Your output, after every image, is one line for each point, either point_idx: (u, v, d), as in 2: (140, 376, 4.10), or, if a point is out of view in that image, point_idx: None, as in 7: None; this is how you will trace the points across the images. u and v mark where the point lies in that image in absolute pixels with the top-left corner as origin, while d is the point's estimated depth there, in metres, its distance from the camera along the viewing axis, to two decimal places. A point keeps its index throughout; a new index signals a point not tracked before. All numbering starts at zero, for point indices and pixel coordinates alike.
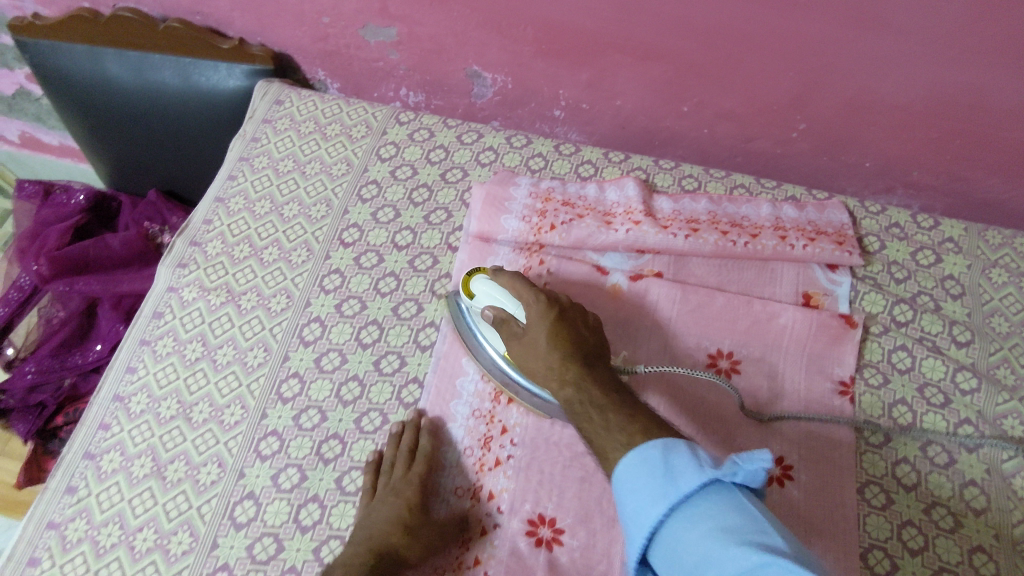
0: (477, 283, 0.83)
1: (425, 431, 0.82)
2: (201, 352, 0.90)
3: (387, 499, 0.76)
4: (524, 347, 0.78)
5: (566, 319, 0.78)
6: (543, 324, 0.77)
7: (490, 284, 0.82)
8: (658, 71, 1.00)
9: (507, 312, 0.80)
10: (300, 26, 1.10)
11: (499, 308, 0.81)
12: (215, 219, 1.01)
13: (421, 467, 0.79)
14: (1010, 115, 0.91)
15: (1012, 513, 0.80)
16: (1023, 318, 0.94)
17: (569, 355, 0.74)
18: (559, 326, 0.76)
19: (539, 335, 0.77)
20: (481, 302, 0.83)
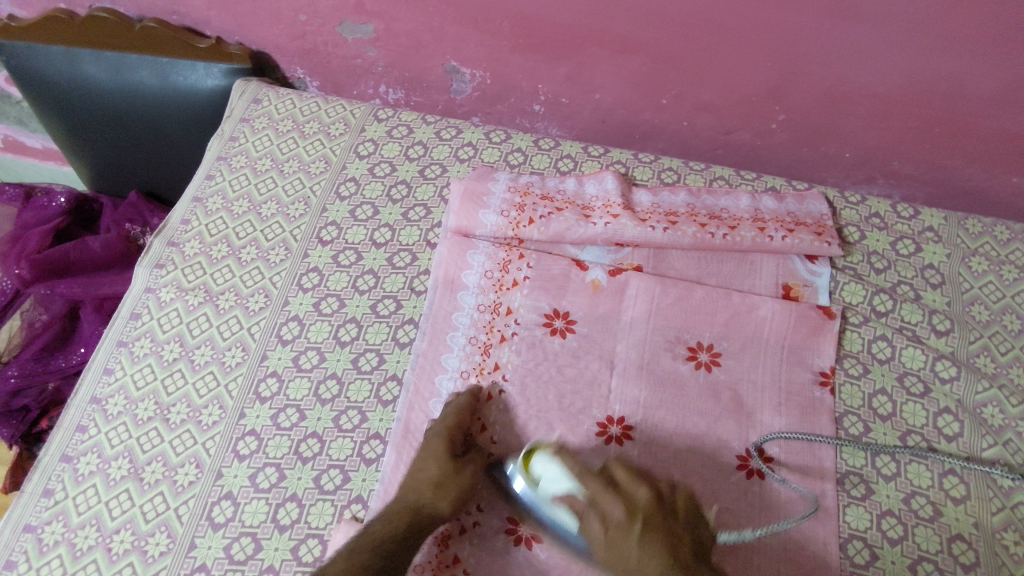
0: (539, 462, 0.73)
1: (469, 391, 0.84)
2: (178, 353, 0.90)
3: (421, 455, 0.78)
4: (608, 551, 0.66)
5: (659, 522, 0.65)
6: (632, 532, 0.65)
7: (552, 463, 0.72)
8: (635, 64, 0.99)
9: (581, 498, 0.69)
10: (277, 25, 1.10)
11: (570, 493, 0.70)
12: (192, 219, 1.01)
13: (454, 422, 0.80)
14: (987, 103, 0.91)
15: (991, 501, 0.81)
16: (1002, 306, 0.94)
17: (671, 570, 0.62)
18: (656, 535, 0.64)
19: (629, 541, 0.64)
20: (548, 491, 0.72)
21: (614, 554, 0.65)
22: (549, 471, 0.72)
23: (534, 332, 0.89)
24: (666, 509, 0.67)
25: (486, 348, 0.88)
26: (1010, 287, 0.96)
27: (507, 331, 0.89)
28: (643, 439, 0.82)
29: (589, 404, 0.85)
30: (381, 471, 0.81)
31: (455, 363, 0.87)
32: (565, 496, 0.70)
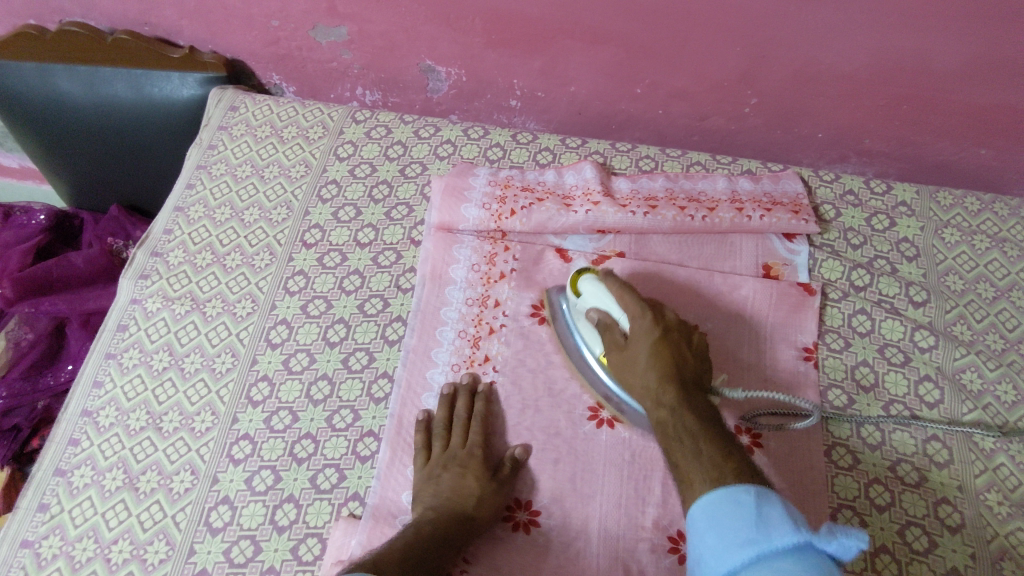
0: (586, 282, 0.84)
1: (481, 396, 0.84)
2: (168, 362, 0.90)
3: (452, 469, 0.79)
4: (621, 358, 0.78)
5: (672, 347, 0.77)
6: (647, 344, 0.77)
7: (598, 287, 0.83)
8: (608, 54, 1.01)
9: (613, 317, 0.81)
10: (250, 31, 1.10)
11: (603, 309, 0.82)
12: (175, 228, 1.01)
13: (478, 434, 0.82)
14: (952, 77, 0.93)
15: (973, 464, 0.83)
16: (976, 275, 0.97)
17: (664, 376, 0.73)
18: (668, 349, 0.76)
19: (642, 343, 0.77)
20: (586, 304, 0.84)
21: (625, 361, 0.78)
22: (593, 291, 0.83)
23: (522, 322, 0.90)
24: (685, 345, 0.78)
25: (475, 340, 0.89)
26: (982, 256, 0.98)
27: (495, 322, 0.90)
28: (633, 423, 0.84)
29: (579, 390, 0.86)
30: (377, 468, 0.82)
31: (446, 357, 0.88)
32: (596, 312, 0.83)
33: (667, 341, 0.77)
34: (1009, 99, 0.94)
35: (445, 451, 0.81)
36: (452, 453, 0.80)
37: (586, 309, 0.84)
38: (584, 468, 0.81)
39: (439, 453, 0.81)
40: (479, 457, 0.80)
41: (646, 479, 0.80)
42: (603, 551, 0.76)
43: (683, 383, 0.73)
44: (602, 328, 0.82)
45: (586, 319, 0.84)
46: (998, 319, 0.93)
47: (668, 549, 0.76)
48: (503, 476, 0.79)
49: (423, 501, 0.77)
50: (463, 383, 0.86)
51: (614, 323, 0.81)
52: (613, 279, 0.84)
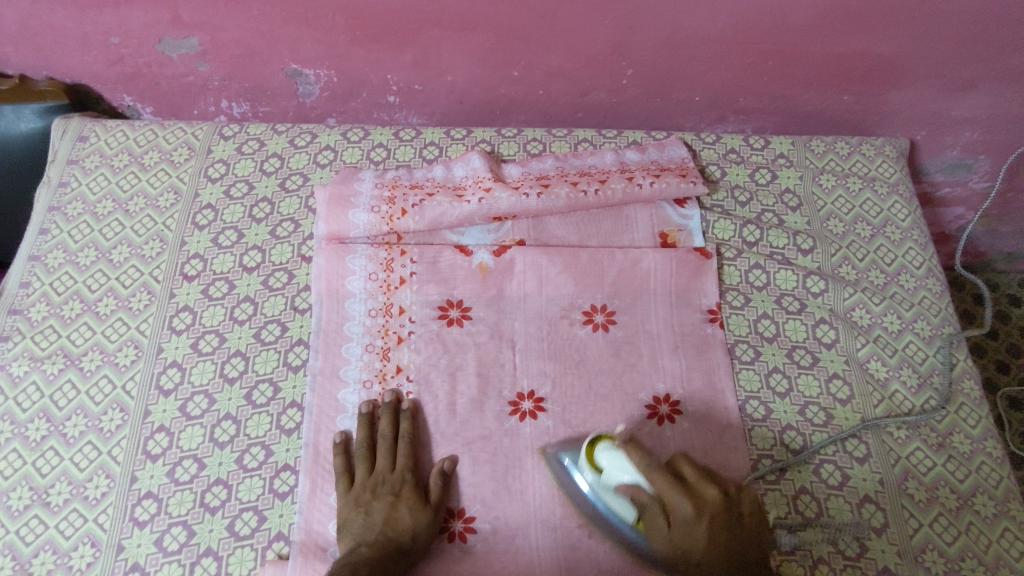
0: (603, 452, 0.73)
1: (407, 414, 0.82)
2: (47, 430, 0.81)
3: (383, 497, 0.76)
4: (672, 541, 0.68)
5: (716, 524, 0.67)
6: (699, 524, 0.67)
7: (619, 458, 0.71)
8: (479, 39, 0.98)
9: (643, 493, 0.70)
10: (88, 51, 1.00)
11: (638, 490, 0.70)
12: (33, 279, 0.91)
13: (407, 457, 0.78)
14: (808, 30, 0.97)
15: (872, 396, 0.88)
16: (854, 216, 1.02)
17: (726, 559, 0.66)
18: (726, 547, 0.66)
19: (697, 540, 0.67)
20: (611, 480, 0.72)
21: (676, 541, 0.68)
22: (617, 467, 0.71)
23: (430, 327, 0.88)
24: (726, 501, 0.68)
25: (384, 352, 0.86)
26: (857, 197, 1.04)
27: (403, 331, 0.87)
28: (555, 410, 0.83)
29: (497, 385, 0.85)
30: (298, 502, 0.78)
31: (356, 374, 0.85)
32: (630, 489, 0.71)
33: (715, 516, 0.67)
34: (862, 44, 0.99)
35: (371, 475, 0.78)
36: (379, 478, 0.77)
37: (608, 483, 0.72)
38: (513, 465, 0.80)
39: (364, 478, 0.78)
40: (411, 482, 0.77)
41: None
42: (542, 545, 0.76)
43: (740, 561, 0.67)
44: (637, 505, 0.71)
45: (613, 492, 0.72)
46: (877, 255, 0.99)
47: None
48: (436, 499, 0.76)
49: (351, 535, 0.74)
50: (386, 402, 0.82)
51: (649, 500, 0.69)
52: (637, 447, 0.71)
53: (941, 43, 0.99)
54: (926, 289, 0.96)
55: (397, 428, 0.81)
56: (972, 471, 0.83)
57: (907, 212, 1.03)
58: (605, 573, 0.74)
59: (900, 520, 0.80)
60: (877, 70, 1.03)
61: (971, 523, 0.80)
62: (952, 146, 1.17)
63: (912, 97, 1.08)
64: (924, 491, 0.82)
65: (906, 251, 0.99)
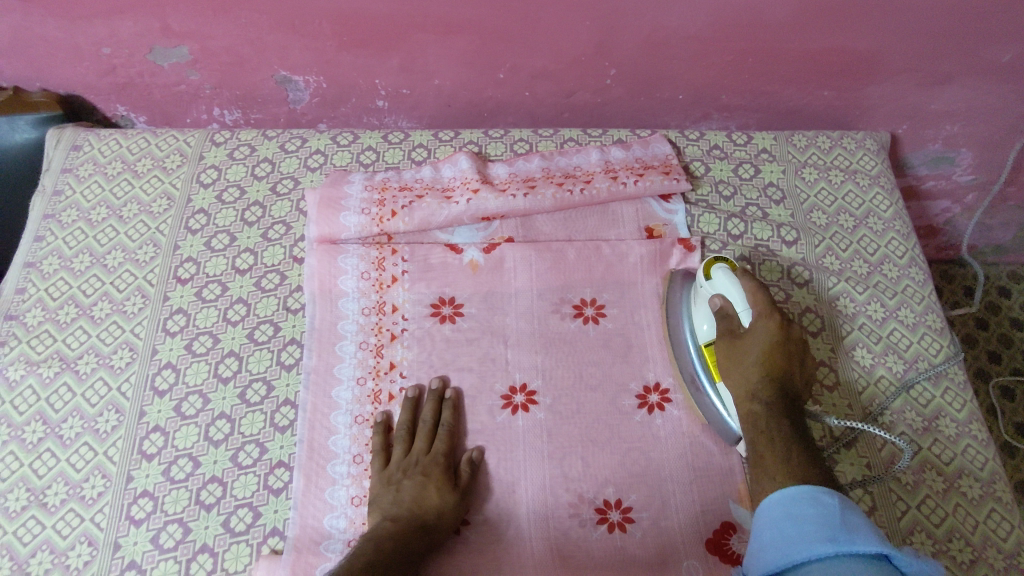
0: (719, 270, 0.83)
1: (449, 403, 0.83)
2: (43, 432, 0.82)
3: (413, 477, 0.77)
4: (733, 347, 0.79)
5: (785, 346, 0.77)
6: (754, 350, 0.77)
7: (730, 278, 0.81)
8: (464, 43, 1.00)
9: (735, 307, 0.80)
10: (80, 63, 1.02)
11: (728, 297, 0.81)
12: (28, 286, 0.92)
13: (443, 443, 0.80)
14: (785, 27, 0.99)
15: (857, 382, 0.89)
16: (837, 208, 1.04)
17: (769, 377, 0.76)
18: (772, 373, 0.76)
19: (757, 338, 0.77)
20: (716, 291, 0.82)
21: (738, 356, 0.78)
22: (725, 281, 0.81)
23: (423, 324, 0.89)
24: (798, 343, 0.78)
25: (378, 349, 0.87)
26: (839, 190, 1.05)
27: (395, 328, 0.88)
28: (546, 402, 0.85)
29: (489, 380, 0.86)
30: (293, 499, 0.78)
31: (349, 372, 0.86)
32: (719, 297, 0.82)
33: (784, 343, 0.77)
34: (839, 41, 1.01)
35: (407, 456, 0.80)
36: (413, 459, 0.79)
37: (710, 293, 0.83)
38: (505, 455, 0.81)
39: (399, 459, 0.80)
40: (443, 464, 0.79)
41: (565, 455, 0.81)
42: (535, 533, 0.77)
43: (782, 385, 0.76)
44: (721, 315, 0.81)
45: (706, 303, 0.84)
46: (860, 245, 1.00)
47: (597, 520, 0.78)
48: (464, 484, 0.78)
49: (379, 509, 0.75)
50: (433, 388, 0.84)
51: (736, 318, 0.80)
52: (749, 276, 0.81)
53: (915, 37, 1.01)
54: (909, 278, 0.98)
55: (438, 416, 0.83)
56: (958, 454, 0.84)
57: (889, 203, 1.05)
58: (598, 563, 0.75)
59: (888, 502, 0.81)
60: (855, 66, 1.06)
61: (958, 505, 0.81)
62: (934, 139, 1.19)
63: (890, 91, 1.10)
64: (911, 473, 0.83)
65: (889, 241, 1.01)
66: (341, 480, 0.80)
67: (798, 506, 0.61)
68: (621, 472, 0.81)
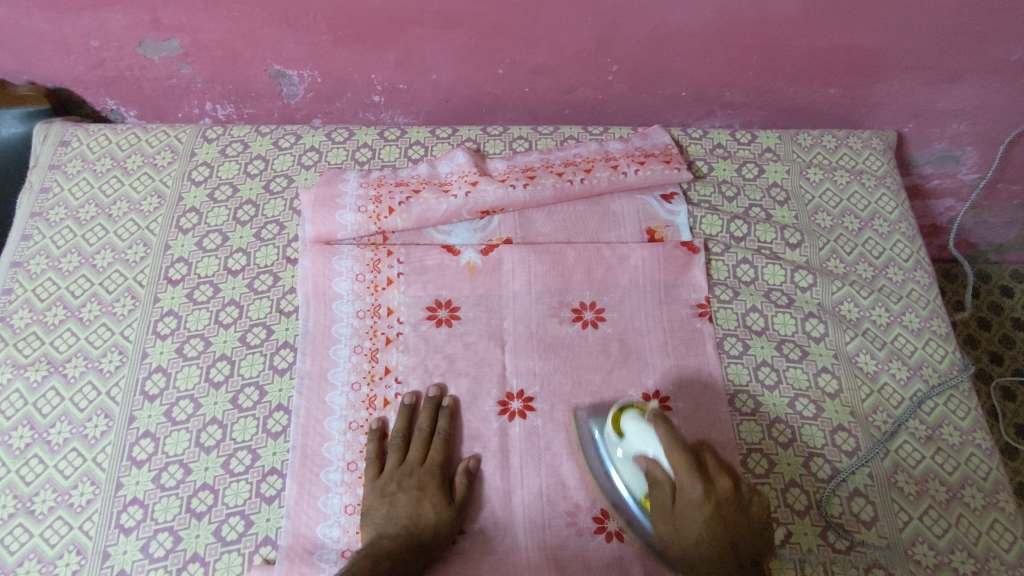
0: (630, 420, 0.74)
1: (446, 412, 0.82)
2: (30, 438, 0.81)
3: (408, 491, 0.76)
4: (670, 519, 0.69)
5: (721, 510, 0.66)
6: (695, 519, 0.66)
7: (643, 430, 0.72)
8: (462, 38, 0.98)
9: (656, 464, 0.70)
10: (68, 55, 1.00)
11: (648, 454, 0.71)
12: (15, 286, 0.90)
13: (439, 453, 0.79)
14: (792, 24, 0.97)
15: (861, 389, 0.88)
16: (842, 210, 1.02)
17: (720, 549, 0.65)
18: (710, 531, 0.65)
19: (692, 510, 0.66)
20: (632, 447, 0.73)
21: (674, 521, 0.68)
22: (642, 436, 0.72)
23: (419, 328, 0.87)
24: (743, 492, 0.67)
25: (373, 354, 0.85)
26: (844, 190, 1.03)
27: (391, 331, 0.87)
28: (544, 410, 0.83)
29: (485, 386, 0.84)
30: (286, 506, 0.77)
31: (344, 377, 0.84)
32: (644, 457, 0.72)
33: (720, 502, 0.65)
34: (847, 38, 0.99)
35: (401, 465, 0.79)
36: (407, 469, 0.78)
37: (630, 450, 0.74)
38: (502, 464, 0.80)
39: (393, 468, 0.78)
40: (439, 476, 0.77)
41: (564, 462, 0.80)
42: (532, 543, 0.76)
43: (738, 566, 0.65)
44: (651, 480, 0.71)
45: (627, 460, 0.74)
46: (865, 248, 0.99)
47: (594, 528, 0.77)
48: (460, 497, 0.77)
49: (374, 525, 0.74)
50: (428, 396, 0.83)
51: (663, 477, 0.70)
52: (659, 423, 0.69)
53: (925, 36, 0.99)
54: (914, 283, 0.96)
55: (434, 424, 0.81)
56: (961, 463, 0.83)
57: (896, 204, 1.03)
58: (595, 573, 0.74)
59: (890, 513, 0.80)
60: (862, 64, 1.03)
61: (961, 515, 0.80)
62: (940, 138, 1.16)
63: (898, 89, 1.08)
64: (914, 483, 0.82)
65: (894, 243, 0.99)
66: (335, 487, 0.78)
67: None
68: None
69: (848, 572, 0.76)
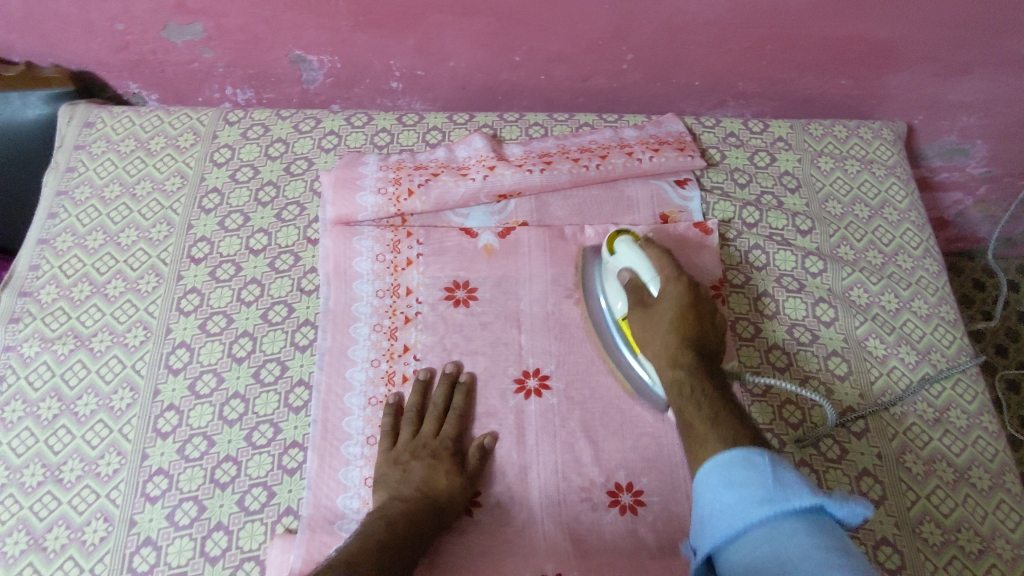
0: (622, 244, 0.85)
1: (463, 388, 0.84)
2: (58, 409, 0.83)
3: (422, 459, 0.78)
4: (644, 321, 0.79)
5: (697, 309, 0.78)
6: (666, 321, 0.77)
7: (635, 252, 0.83)
8: (480, 25, 0.99)
9: (642, 280, 0.81)
10: (93, 39, 1.01)
11: (634, 271, 0.82)
12: (42, 263, 0.92)
13: (452, 427, 0.81)
14: (806, 14, 0.98)
15: (870, 372, 0.89)
16: (852, 198, 1.03)
17: (683, 338, 0.75)
18: (680, 320, 0.76)
19: (667, 307, 0.78)
20: (620, 263, 0.84)
21: (648, 319, 0.79)
22: (628, 254, 0.83)
23: (437, 308, 0.89)
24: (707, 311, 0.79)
25: (392, 331, 0.87)
26: (855, 179, 1.05)
27: (410, 310, 0.88)
28: (559, 388, 0.85)
29: (502, 365, 0.86)
30: (307, 478, 0.79)
31: (364, 354, 0.86)
32: (628, 274, 0.83)
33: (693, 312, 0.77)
34: (859, 29, 1.00)
35: (414, 437, 0.80)
36: (422, 440, 0.80)
37: (618, 269, 0.84)
38: (519, 441, 0.81)
39: (407, 441, 0.80)
40: (452, 448, 0.79)
41: (579, 440, 0.82)
42: (548, 518, 0.77)
43: (696, 345, 0.75)
44: (631, 290, 0.82)
45: (615, 277, 0.85)
46: (875, 235, 1.00)
47: (608, 504, 0.78)
48: (472, 469, 0.78)
49: (387, 490, 0.76)
50: (445, 372, 0.85)
51: (645, 297, 0.81)
52: (653, 250, 0.83)
53: (935, 27, 1.00)
54: (923, 270, 0.98)
55: (449, 400, 0.83)
56: (969, 445, 0.85)
57: (905, 193, 1.04)
58: (609, 547, 0.76)
59: (898, 492, 0.81)
60: (874, 55, 1.05)
61: (968, 495, 0.82)
62: (949, 131, 1.18)
63: (909, 81, 1.09)
64: (922, 464, 0.83)
65: (903, 232, 1.01)
66: (354, 461, 0.80)
67: (732, 470, 0.56)
68: (633, 457, 0.81)
69: (857, 548, 0.78)
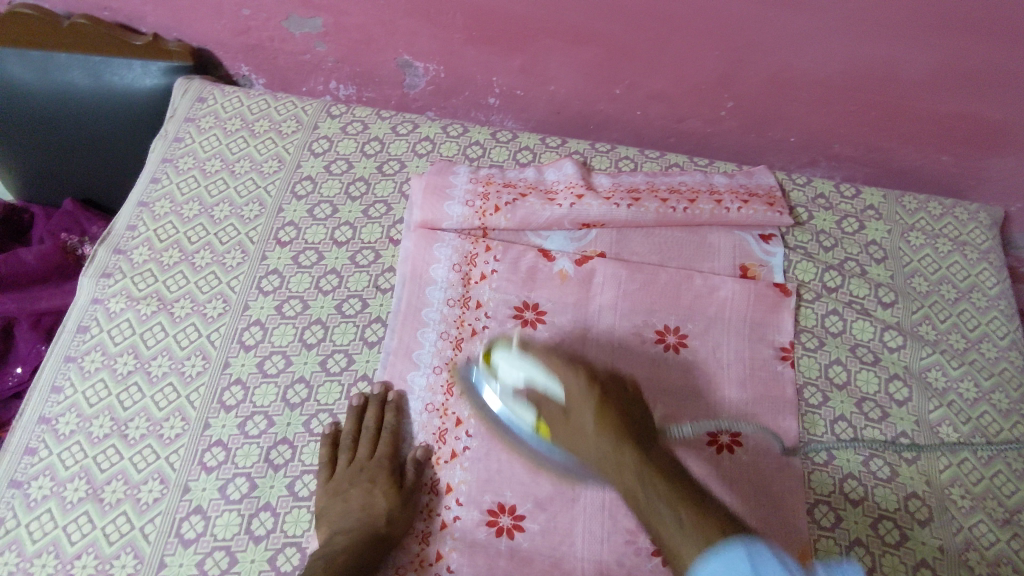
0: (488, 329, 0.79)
1: (391, 406, 0.83)
2: (133, 365, 0.86)
3: (360, 485, 0.77)
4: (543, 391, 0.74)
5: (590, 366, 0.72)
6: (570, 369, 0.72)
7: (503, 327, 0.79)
8: (588, 54, 1.01)
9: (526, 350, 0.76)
10: (219, 20, 1.06)
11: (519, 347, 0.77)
12: (139, 224, 0.97)
13: (386, 447, 0.80)
14: (919, 86, 0.97)
15: (939, 460, 0.86)
16: (940, 277, 1.00)
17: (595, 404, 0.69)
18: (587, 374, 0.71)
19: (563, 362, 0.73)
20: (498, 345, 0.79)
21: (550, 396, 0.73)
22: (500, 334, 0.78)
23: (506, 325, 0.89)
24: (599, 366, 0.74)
25: (458, 342, 0.87)
26: (945, 258, 1.02)
27: (478, 323, 0.89)
28: None
29: None
30: None
31: (428, 361, 0.86)
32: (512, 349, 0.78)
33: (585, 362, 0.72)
34: (972, 108, 0.98)
35: (351, 463, 0.79)
36: (357, 466, 0.79)
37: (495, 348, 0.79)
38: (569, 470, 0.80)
39: (343, 467, 0.79)
40: (388, 466, 0.79)
41: None
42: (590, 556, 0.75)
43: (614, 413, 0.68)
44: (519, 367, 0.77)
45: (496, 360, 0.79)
46: (960, 319, 0.97)
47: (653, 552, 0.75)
48: (411, 484, 0.78)
49: (331, 522, 0.74)
50: (375, 395, 0.84)
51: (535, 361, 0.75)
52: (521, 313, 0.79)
53: None
54: (1008, 362, 0.94)
55: (382, 419, 0.82)
56: None
57: (996, 280, 1.01)
58: None
59: None
60: (981, 136, 1.02)
61: None
62: None
63: (1012, 167, 1.06)
64: (986, 565, 0.79)
65: (991, 319, 0.97)
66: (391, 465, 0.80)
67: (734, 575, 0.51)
68: None
69: None
